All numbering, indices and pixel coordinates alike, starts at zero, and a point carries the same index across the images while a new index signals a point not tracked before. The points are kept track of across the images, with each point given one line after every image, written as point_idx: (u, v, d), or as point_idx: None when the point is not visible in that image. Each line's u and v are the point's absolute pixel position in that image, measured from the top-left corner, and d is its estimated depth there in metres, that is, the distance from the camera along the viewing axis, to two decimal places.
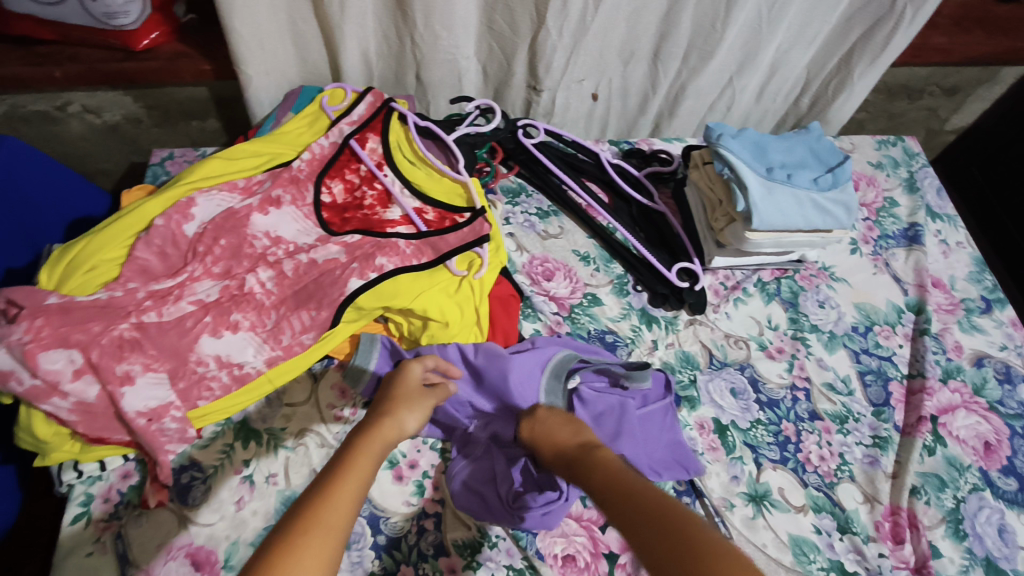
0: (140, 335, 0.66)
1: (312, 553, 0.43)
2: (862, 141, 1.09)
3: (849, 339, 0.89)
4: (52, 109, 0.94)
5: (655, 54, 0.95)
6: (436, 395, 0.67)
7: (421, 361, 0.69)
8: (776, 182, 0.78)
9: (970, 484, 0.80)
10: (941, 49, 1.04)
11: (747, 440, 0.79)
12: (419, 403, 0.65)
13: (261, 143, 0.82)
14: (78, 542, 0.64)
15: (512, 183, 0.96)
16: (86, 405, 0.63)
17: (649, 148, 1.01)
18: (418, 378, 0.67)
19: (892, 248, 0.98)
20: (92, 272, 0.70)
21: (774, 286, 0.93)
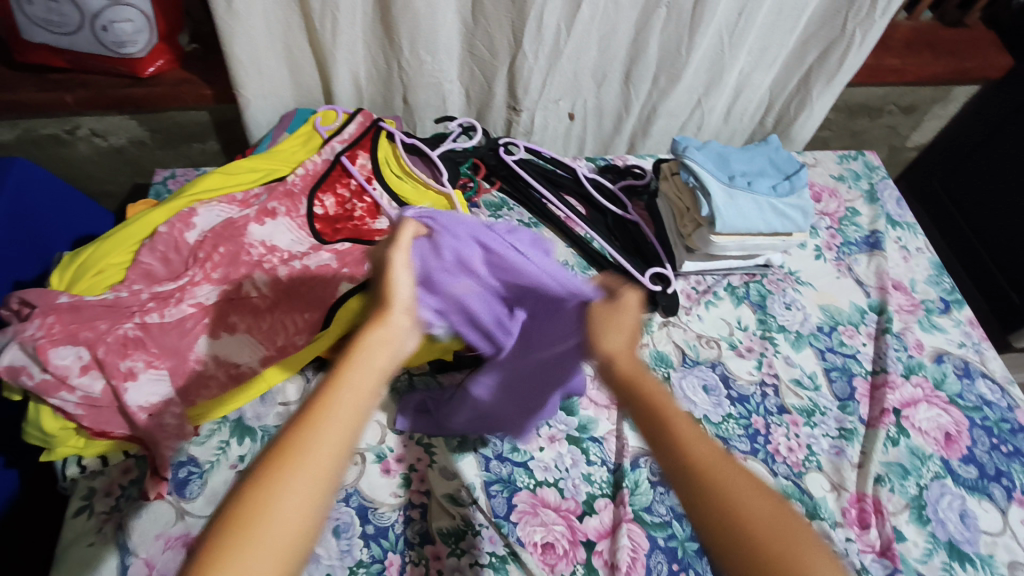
0: (143, 334, 0.70)
1: (285, 513, 0.38)
2: (825, 156, 1.16)
3: (815, 338, 0.94)
4: (62, 133, 1.01)
5: (626, 77, 1.03)
6: (408, 255, 0.51)
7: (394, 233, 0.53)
8: (737, 189, 0.84)
9: (932, 472, 0.83)
10: (893, 69, 1.12)
11: (718, 433, 0.83)
12: (399, 278, 0.50)
13: (259, 160, 0.88)
14: (80, 533, 0.67)
15: (494, 198, 1.01)
16: (92, 399, 0.67)
17: (623, 163, 1.07)
18: (394, 254, 0.51)
19: (855, 254, 1.04)
20: (99, 276, 0.75)
21: (743, 289, 0.98)
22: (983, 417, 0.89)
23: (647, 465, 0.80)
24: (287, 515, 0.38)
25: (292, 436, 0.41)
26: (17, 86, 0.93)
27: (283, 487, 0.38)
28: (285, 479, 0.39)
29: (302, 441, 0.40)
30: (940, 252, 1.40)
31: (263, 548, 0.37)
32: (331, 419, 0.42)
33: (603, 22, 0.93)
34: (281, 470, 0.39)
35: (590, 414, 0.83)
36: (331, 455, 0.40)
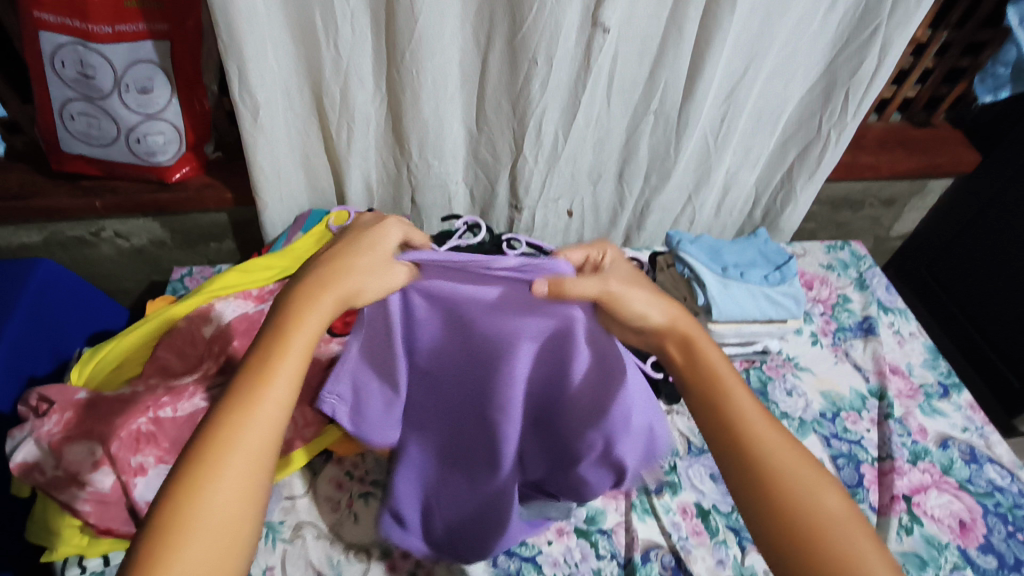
0: (155, 429, 0.70)
1: (219, 505, 0.41)
2: (813, 246, 1.21)
3: (819, 425, 0.95)
4: (87, 235, 1.06)
5: (620, 176, 1.09)
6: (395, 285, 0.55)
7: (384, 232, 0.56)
8: (731, 279, 0.88)
9: (950, 563, 0.81)
10: (870, 165, 1.20)
11: (729, 524, 0.82)
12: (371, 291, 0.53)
13: (274, 257, 0.92)
14: None
15: None
16: (101, 495, 0.67)
17: (621, 256, 1.12)
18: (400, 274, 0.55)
19: (850, 339, 1.07)
20: (117, 370, 0.78)
21: (743, 376, 1.00)
22: (996, 503, 0.88)
23: (657, 558, 0.78)
24: (220, 508, 0.40)
25: (217, 435, 0.43)
26: (50, 192, 0.99)
27: (213, 486, 0.41)
28: (219, 475, 0.41)
29: (254, 398, 0.45)
30: (930, 329, 1.43)
31: (200, 541, 0.39)
32: (274, 385, 0.46)
33: (596, 127, 1.01)
34: (234, 423, 0.43)
35: (598, 505, 0.82)
36: (260, 442, 0.44)
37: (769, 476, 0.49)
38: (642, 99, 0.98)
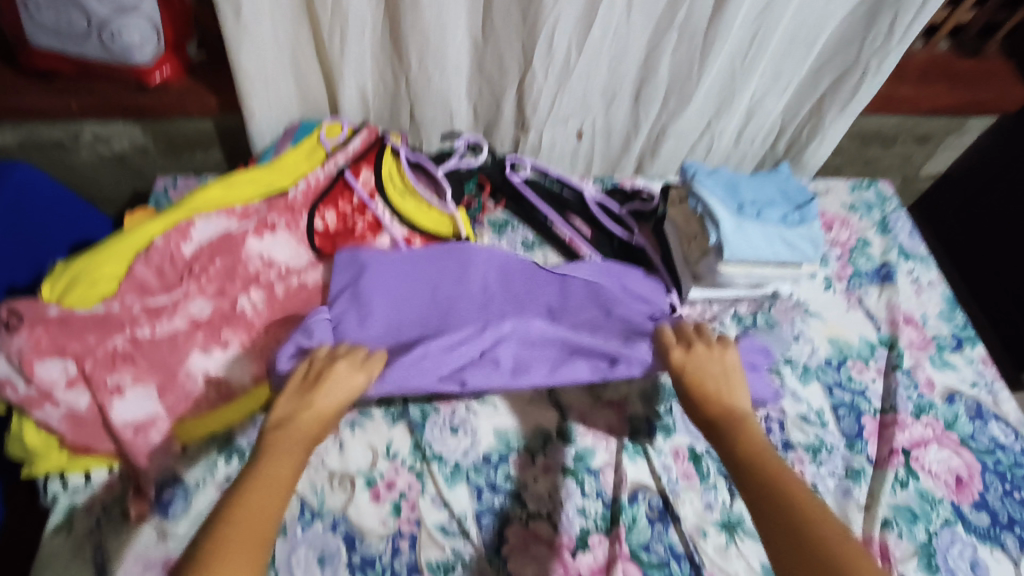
0: (133, 349, 0.70)
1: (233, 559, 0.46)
2: (837, 185, 1.14)
3: (823, 373, 0.92)
4: (66, 138, 1.00)
5: (635, 97, 1.00)
6: (354, 372, 0.63)
7: (367, 370, 0.64)
8: (746, 219, 0.81)
9: (942, 518, 0.81)
10: (907, 98, 1.12)
11: (721, 469, 0.81)
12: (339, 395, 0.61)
13: (259, 171, 0.86)
14: (59, 552, 0.66)
15: (498, 217, 1.01)
16: (77, 414, 0.66)
17: (631, 187, 1.05)
18: (355, 376, 0.63)
19: (865, 286, 1.01)
20: (92, 286, 0.72)
21: (750, 319, 0.95)
22: (996, 461, 0.86)
23: (645, 500, 0.77)
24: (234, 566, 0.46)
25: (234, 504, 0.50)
26: (23, 90, 0.93)
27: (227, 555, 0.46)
28: (231, 539, 0.47)
29: (261, 477, 0.52)
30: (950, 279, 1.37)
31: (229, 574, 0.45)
32: (262, 465, 0.54)
33: (614, 42, 0.91)
34: (246, 492, 0.51)
35: (588, 443, 0.81)
36: (269, 513, 0.50)
37: (777, 477, 0.56)
38: (665, 12, 0.88)
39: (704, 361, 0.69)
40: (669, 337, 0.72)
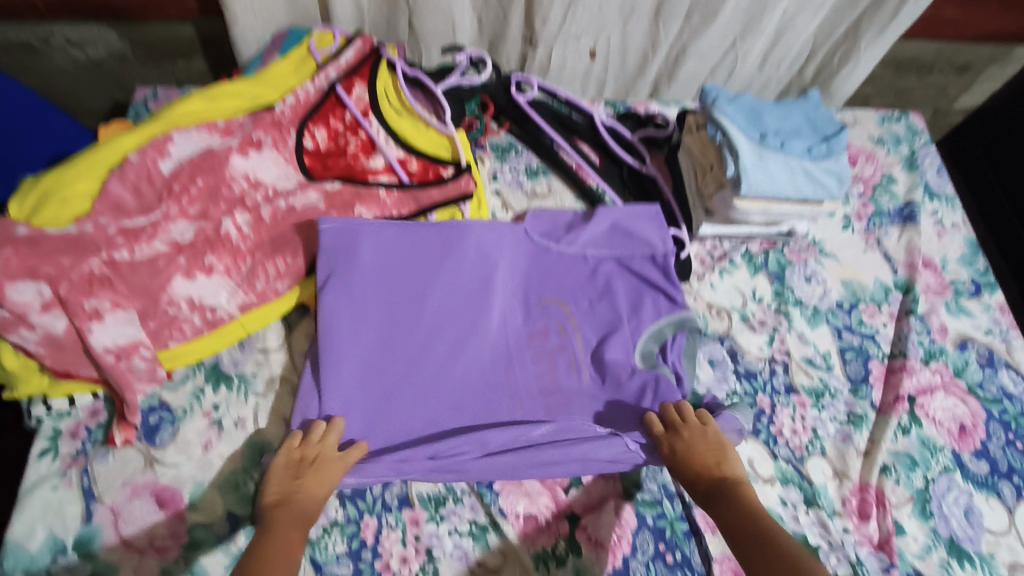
0: (110, 272, 0.66)
1: None
2: (865, 115, 1.06)
3: (833, 316, 0.88)
4: (34, 41, 0.93)
5: (656, 12, 0.91)
6: (329, 460, 0.64)
7: (343, 457, 0.65)
8: (768, 149, 0.76)
9: (941, 465, 0.80)
10: (952, 21, 1.05)
11: None
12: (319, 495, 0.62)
13: (243, 83, 0.80)
14: (45, 476, 0.65)
15: (502, 140, 0.94)
16: (54, 338, 0.63)
17: (645, 111, 0.98)
18: (333, 463, 0.64)
19: (886, 226, 0.96)
20: (63, 204, 0.69)
21: (762, 258, 0.91)
22: (1002, 410, 0.84)
23: None
24: None
25: None
26: None
27: None
28: None
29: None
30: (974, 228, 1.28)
31: None
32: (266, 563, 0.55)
33: None
34: None
35: None
36: None
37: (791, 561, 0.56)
38: None
39: (694, 438, 0.69)
40: (674, 414, 0.71)
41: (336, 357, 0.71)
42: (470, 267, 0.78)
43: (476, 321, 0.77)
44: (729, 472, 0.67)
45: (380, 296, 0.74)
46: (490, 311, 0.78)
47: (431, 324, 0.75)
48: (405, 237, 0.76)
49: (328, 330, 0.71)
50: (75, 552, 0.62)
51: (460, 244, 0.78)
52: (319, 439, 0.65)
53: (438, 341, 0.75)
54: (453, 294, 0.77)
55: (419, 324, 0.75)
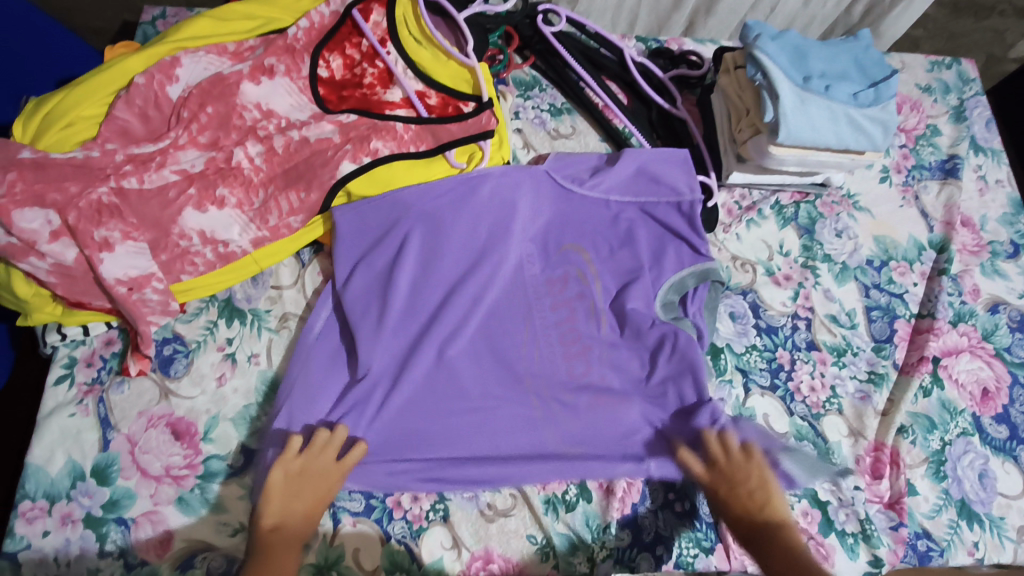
0: (119, 201, 0.65)
1: None
2: (914, 60, 0.99)
3: (862, 273, 0.85)
4: None
5: None
6: (333, 467, 0.63)
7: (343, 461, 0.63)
8: (811, 93, 0.71)
9: (959, 428, 0.78)
10: None
11: (739, 365, 0.78)
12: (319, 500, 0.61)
13: (254, 5, 0.76)
14: (61, 403, 0.66)
15: (526, 75, 0.90)
16: (65, 267, 0.62)
17: (678, 49, 0.92)
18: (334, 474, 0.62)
19: (926, 181, 0.92)
20: (69, 128, 0.67)
21: (792, 210, 0.87)
22: None
23: None
24: None
25: None
26: None
27: None
28: None
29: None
30: None
31: None
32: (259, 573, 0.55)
33: None
34: None
35: None
36: None
37: None
38: None
39: (734, 474, 0.65)
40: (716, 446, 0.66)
41: (364, 324, 0.70)
42: (490, 222, 0.75)
43: (497, 275, 0.75)
44: (774, 514, 0.62)
45: (400, 257, 0.72)
46: (510, 263, 0.76)
47: (454, 288, 0.73)
48: (420, 194, 0.73)
49: (351, 304, 0.70)
50: (93, 478, 0.63)
51: (475, 195, 0.75)
52: (319, 448, 0.63)
53: (461, 303, 0.73)
54: (473, 248, 0.75)
55: (441, 287, 0.73)
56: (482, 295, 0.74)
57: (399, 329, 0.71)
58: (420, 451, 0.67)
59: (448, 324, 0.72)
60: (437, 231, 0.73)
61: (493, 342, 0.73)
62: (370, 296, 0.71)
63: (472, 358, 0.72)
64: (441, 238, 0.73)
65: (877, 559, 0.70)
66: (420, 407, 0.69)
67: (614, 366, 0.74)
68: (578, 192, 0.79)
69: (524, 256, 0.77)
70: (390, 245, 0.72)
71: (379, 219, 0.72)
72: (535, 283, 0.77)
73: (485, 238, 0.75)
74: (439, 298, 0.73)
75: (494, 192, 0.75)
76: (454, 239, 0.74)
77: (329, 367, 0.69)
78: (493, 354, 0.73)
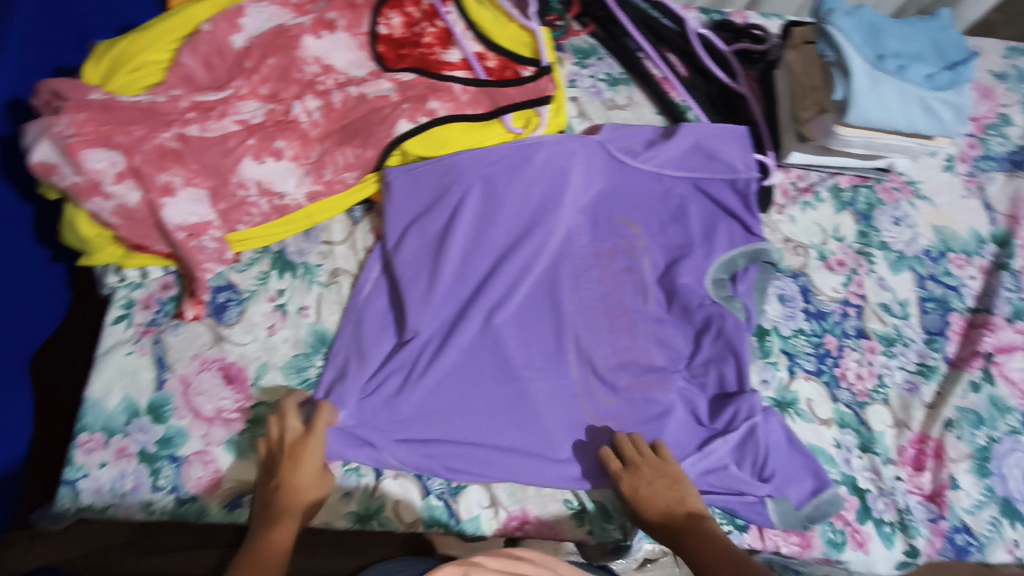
0: (182, 146, 0.65)
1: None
2: (989, 45, 0.95)
3: (918, 262, 0.83)
4: None
5: None
6: (317, 437, 0.62)
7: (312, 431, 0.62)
8: (884, 72, 0.68)
9: (1008, 427, 0.76)
10: None
11: (785, 348, 0.77)
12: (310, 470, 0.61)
13: None
14: (119, 341, 0.68)
15: (584, 43, 0.88)
16: (127, 209, 0.63)
17: (742, 22, 0.89)
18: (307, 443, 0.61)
19: (992, 172, 0.88)
20: (136, 73, 0.68)
21: (850, 194, 0.85)
22: None
23: None
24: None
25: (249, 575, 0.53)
26: None
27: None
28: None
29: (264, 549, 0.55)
30: None
31: None
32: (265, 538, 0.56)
33: None
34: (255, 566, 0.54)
35: None
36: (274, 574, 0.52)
37: None
38: None
39: (646, 480, 0.64)
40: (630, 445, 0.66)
41: (413, 289, 0.70)
42: (541, 191, 0.75)
43: (547, 246, 0.74)
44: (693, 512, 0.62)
45: (452, 222, 0.71)
46: (559, 234, 0.75)
47: (502, 256, 0.73)
48: (475, 160, 0.72)
49: (402, 266, 0.71)
50: (148, 415, 0.65)
51: (530, 162, 0.74)
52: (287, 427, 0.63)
53: (509, 273, 0.72)
54: (524, 216, 0.74)
55: (489, 256, 0.73)
56: (530, 266, 0.73)
57: (448, 293, 0.71)
58: (464, 413, 0.68)
59: (496, 291, 0.72)
60: (489, 198, 0.73)
61: (538, 312, 0.73)
62: (421, 261, 0.71)
63: (517, 328, 0.72)
64: (494, 205, 0.73)
65: (913, 550, 0.69)
66: (464, 373, 0.69)
67: (659, 342, 0.74)
68: (631, 167, 0.78)
69: (574, 228, 0.76)
70: (442, 210, 0.72)
71: (429, 183, 0.72)
72: (583, 255, 0.76)
73: (536, 207, 0.75)
74: (487, 265, 0.73)
75: (548, 160, 0.74)
76: (506, 206, 0.73)
77: (379, 329, 0.70)
78: (538, 324, 0.73)
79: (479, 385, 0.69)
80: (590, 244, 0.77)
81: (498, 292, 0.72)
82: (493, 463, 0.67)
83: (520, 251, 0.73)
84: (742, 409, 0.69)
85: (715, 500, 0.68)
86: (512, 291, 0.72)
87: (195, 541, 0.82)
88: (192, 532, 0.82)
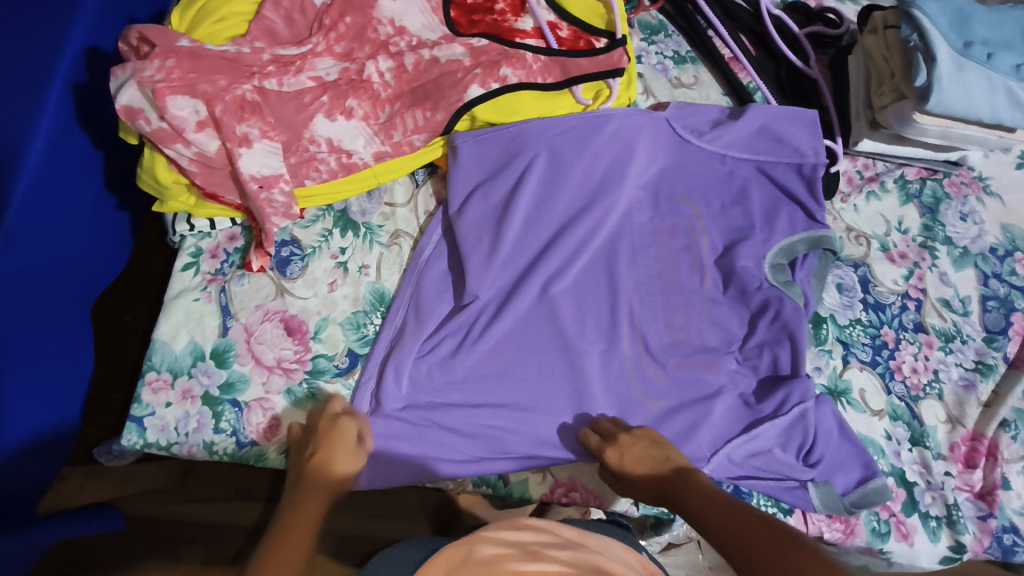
0: (261, 99, 0.67)
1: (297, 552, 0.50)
2: None
3: (983, 260, 0.81)
4: None
5: None
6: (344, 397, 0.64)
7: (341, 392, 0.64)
8: (969, 60, 0.66)
9: None
10: None
11: (840, 336, 0.76)
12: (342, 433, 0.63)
13: None
14: (188, 287, 0.70)
15: (652, 19, 0.87)
16: (206, 158, 0.65)
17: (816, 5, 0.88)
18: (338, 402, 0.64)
19: None
20: (220, 23, 0.70)
21: (916, 186, 0.83)
22: None
23: None
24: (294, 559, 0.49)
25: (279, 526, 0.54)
26: None
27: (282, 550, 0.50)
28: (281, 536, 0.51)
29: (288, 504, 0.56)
30: None
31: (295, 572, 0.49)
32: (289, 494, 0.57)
33: None
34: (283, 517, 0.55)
35: None
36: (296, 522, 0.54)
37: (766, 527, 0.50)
38: None
39: (621, 444, 0.62)
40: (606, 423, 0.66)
41: (474, 252, 0.70)
42: (605, 164, 0.75)
43: (608, 219, 0.74)
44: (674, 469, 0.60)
45: (516, 189, 0.72)
46: (620, 208, 0.75)
47: (563, 226, 0.73)
48: (545, 128, 0.73)
49: (464, 229, 0.71)
50: (212, 360, 0.67)
51: (597, 135, 0.74)
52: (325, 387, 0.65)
53: (568, 242, 0.73)
54: (586, 189, 0.74)
55: (549, 224, 0.73)
56: (590, 237, 0.74)
57: (507, 260, 0.71)
58: (517, 379, 0.68)
59: (555, 262, 0.72)
60: (554, 168, 0.73)
61: (596, 284, 0.73)
62: (483, 226, 0.71)
63: (573, 299, 0.72)
64: (558, 175, 0.73)
65: (958, 545, 0.69)
66: (519, 339, 0.70)
67: (714, 323, 0.73)
68: (695, 146, 0.77)
69: (634, 203, 0.76)
70: (508, 176, 0.72)
71: (497, 149, 0.73)
72: (642, 231, 0.76)
73: (598, 180, 0.75)
74: (548, 235, 0.73)
75: (615, 133, 0.74)
76: (571, 177, 0.73)
77: (438, 291, 0.71)
78: (594, 296, 0.73)
79: (532, 352, 0.70)
80: (649, 220, 0.76)
81: (557, 261, 0.72)
82: (544, 427, 0.68)
83: (580, 222, 0.73)
84: (791, 394, 0.69)
85: (758, 483, 0.68)
86: (570, 262, 0.73)
87: (230, 493, 0.88)
88: (226, 484, 0.88)
